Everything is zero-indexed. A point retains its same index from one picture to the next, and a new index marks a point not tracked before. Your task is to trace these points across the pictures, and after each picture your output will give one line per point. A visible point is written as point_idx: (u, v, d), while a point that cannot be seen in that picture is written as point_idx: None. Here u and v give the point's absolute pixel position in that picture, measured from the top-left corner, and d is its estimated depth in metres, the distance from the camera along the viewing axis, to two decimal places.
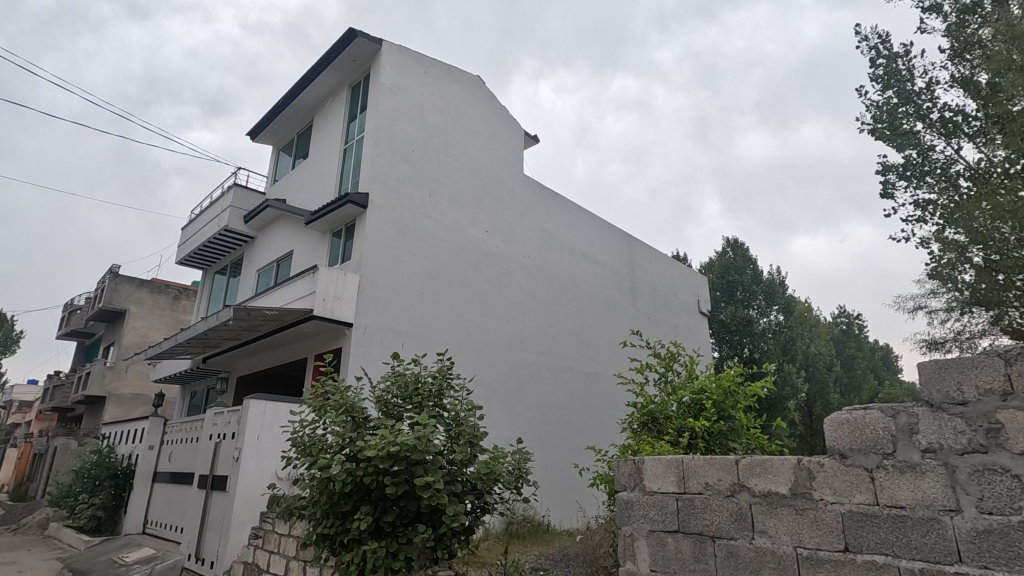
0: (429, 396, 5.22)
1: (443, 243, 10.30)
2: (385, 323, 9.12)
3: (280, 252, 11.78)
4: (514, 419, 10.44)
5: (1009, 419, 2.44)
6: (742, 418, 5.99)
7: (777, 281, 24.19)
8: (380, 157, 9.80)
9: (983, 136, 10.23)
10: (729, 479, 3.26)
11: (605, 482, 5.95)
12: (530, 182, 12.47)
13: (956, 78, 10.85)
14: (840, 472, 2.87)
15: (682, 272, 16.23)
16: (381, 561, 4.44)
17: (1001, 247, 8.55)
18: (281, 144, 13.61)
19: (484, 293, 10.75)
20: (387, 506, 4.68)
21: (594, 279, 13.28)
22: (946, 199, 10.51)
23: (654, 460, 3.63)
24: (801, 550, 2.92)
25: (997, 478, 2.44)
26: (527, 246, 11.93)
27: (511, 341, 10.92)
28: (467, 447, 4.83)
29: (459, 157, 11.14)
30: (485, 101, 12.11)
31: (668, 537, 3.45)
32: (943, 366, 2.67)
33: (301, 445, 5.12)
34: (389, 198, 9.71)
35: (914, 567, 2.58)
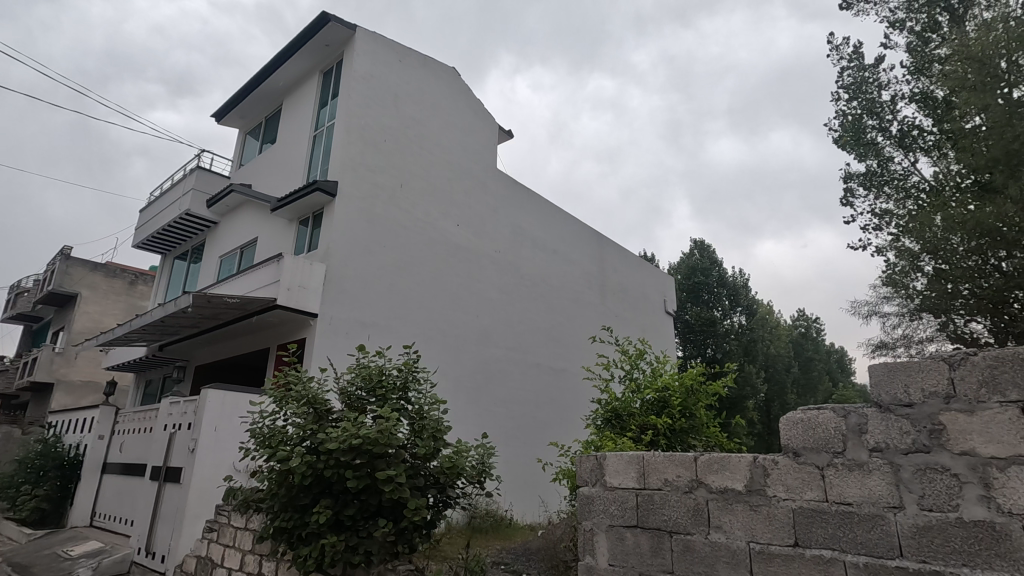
0: (394, 389, 5.13)
1: (414, 235, 10.21)
2: (352, 314, 8.98)
3: (244, 238, 11.48)
4: (480, 413, 10.43)
5: (951, 420, 2.56)
6: (702, 416, 6.11)
7: (741, 282, 24.55)
8: (351, 146, 9.62)
9: (937, 151, 10.67)
10: (688, 476, 3.32)
11: (568, 477, 5.99)
12: (502, 178, 12.45)
13: (916, 93, 11.28)
14: (794, 470, 2.95)
15: (650, 272, 16.47)
16: (340, 554, 4.39)
17: (949, 256, 8.98)
18: (249, 127, 13.22)
19: (454, 287, 10.70)
20: (348, 499, 4.62)
21: (565, 276, 13.36)
22: (901, 210, 10.94)
23: (615, 456, 3.67)
24: (753, 544, 3.00)
25: (938, 476, 2.55)
26: (499, 241, 11.92)
27: (480, 336, 10.90)
28: (431, 441, 4.79)
29: (433, 149, 11.05)
30: (460, 94, 12.00)
31: (627, 531, 3.50)
32: (892, 368, 2.78)
33: (260, 437, 4.97)
34: (359, 187, 9.55)
35: (859, 561, 2.68)
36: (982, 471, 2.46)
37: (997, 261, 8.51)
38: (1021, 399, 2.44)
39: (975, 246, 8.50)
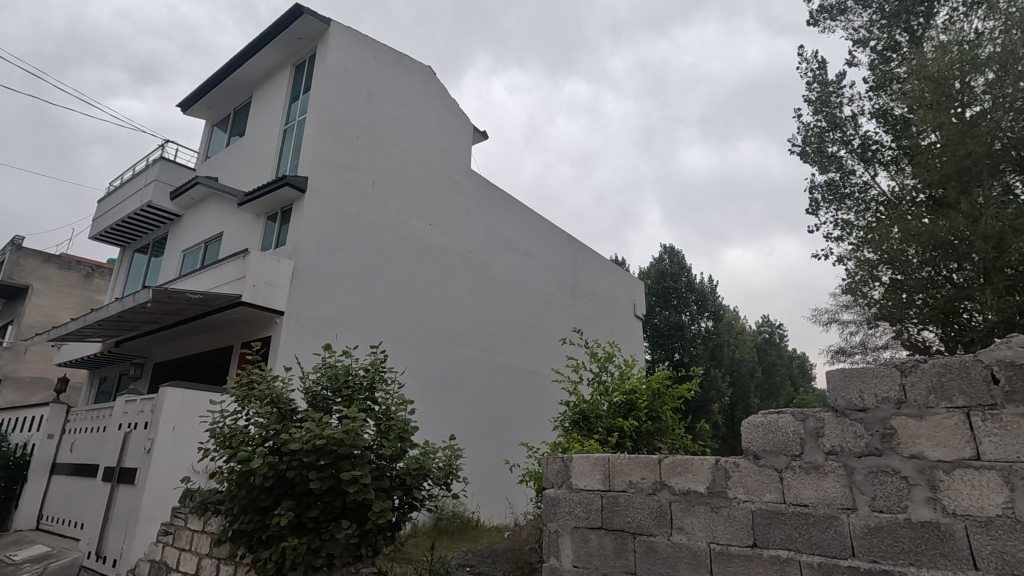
0: (360, 389, 5.05)
1: (385, 234, 10.11)
2: (320, 312, 8.82)
3: (209, 232, 11.16)
4: (448, 415, 10.36)
5: (902, 424, 2.67)
6: (669, 418, 6.20)
7: (709, 288, 25.05)
8: (322, 142, 9.46)
9: (895, 166, 11.09)
10: (651, 478, 3.37)
11: (535, 479, 5.99)
12: (476, 179, 12.43)
13: (877, 109, 11.72)
14: (754, 472, 3.03)
15: (621, 276, 16.66)
16: (301, 558, 4.29)
17: (905, 267, 9.38)
18: (216, 119, 12.89)
19: (425, 287, 10.62)
20: (311, 501, 4.53)
21: (537, 279, 13.40)
22: (861, 221, 11.33)
23: (580, 458, 3.70)
24: (714, 545, 3.06)
25: (889, 479, 2.65)
26: (471, 242, 11.90)
27: (451, 337, 10.85)
28: (397, 442, 4.73)
29: (407, 147, 10.95)
30: (435, 93, 11.94)
31: (592, 533, 3.52)
32: (849, 375, 2.88)
33: (220, 437, 4.83)
34: (330, 183, 9.39)
35: (813, 561, 2.76)
36: (929, 473, 2.56)
37: (948, 272, 9.02)
38: (967, 405, 2.55)
39: (929, 257, 8.95)
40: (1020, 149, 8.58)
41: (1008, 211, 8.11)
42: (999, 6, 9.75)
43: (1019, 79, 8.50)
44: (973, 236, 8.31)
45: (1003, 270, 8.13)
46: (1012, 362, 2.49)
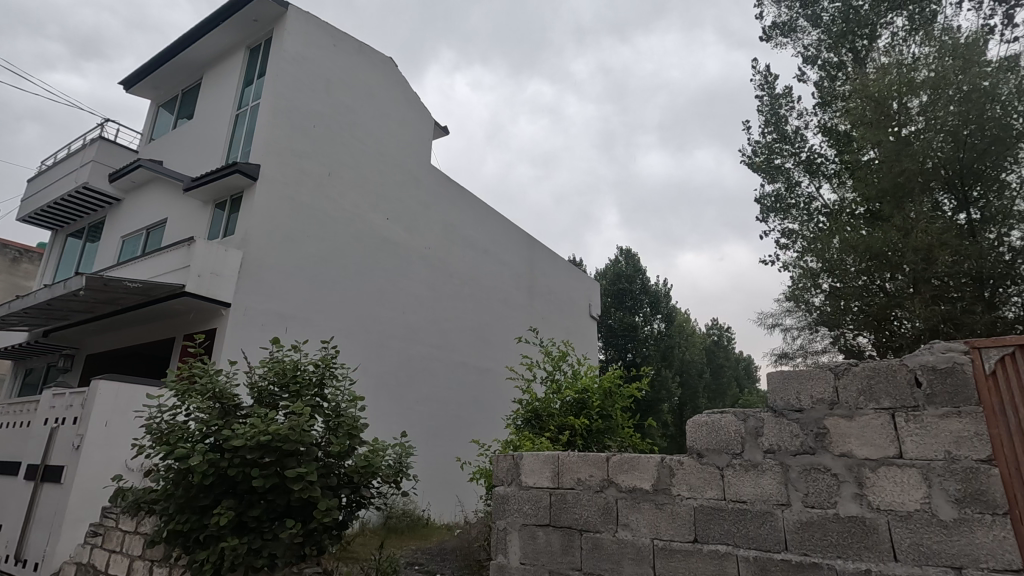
0: (310, 385, 4.90)
1: (341, 227, 9.88)
2: (269, 305, 8.53)
3: (151, 218, 10.61)
4: (401, 412, 10.22)
5: (833, 424, 2.81)
6: (618, 417, 6.31)
7: (663, 291, 25.67)
8: (276, 129, 9.17)
9: (837, 179, 11.67)
10: (599, 475, 3.43)
11: (484, 476, 5.97)
12: (436, 174, 12.31)
13: (822, 125, 12.30)
14: (696, 470, 3.12)
15: (578, 277, 16.85)
16: (241, 558, 4.16)
17: (844, 275, 10.04)
18: (163, 99, 12.28)
19: (381, 282, 10.45)
20: (253, 500, 4.39)
21: (494, 276, 13.39)
22: (805, 230, 11.85)
23: (531, 456, 3.72)
24: (656, 541, 3.13)
25: (821, 476, 2.79)
26: (429, 237, 11.77)
27: (406, 333, 10.72)
28: (346, 439, 4.63)
29: (365, 139, 10.75)
30: (397, 85, 11.74)
31: (539, 530, 3.55)
32: (787, 377, 3.01)
33: (156, 433, 4.59)
34: (284, 173, 9.11)
35: (749, 555, 2.86)
36: (857, 471, 2.71)
37: (882, 282, 9.58)
38: (892, 406, 2.71)
39: (866, 265, 9.56)
40: (948, 169, 9.08)
41: (937, 226, 8.69)
42: (934, 33, 10.40)
43: (949, 103, 8.83)
44: (905, 248, 8.90)
45: (931, 280, 8.79)
46: (933, 367, 2.66)
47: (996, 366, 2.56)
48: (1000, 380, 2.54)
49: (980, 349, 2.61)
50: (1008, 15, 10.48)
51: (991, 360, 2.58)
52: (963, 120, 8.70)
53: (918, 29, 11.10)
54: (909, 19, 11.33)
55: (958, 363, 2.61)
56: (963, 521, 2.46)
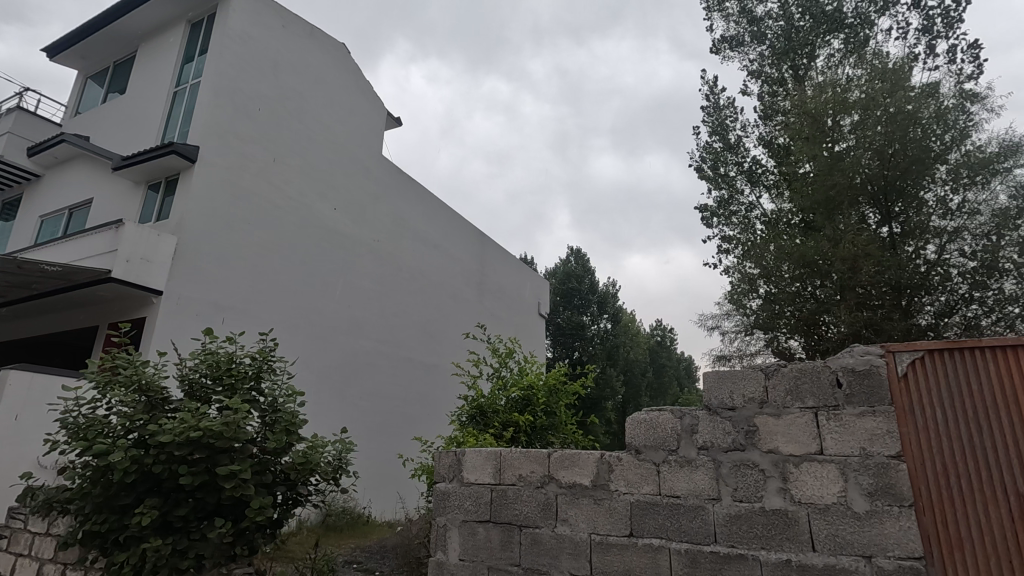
0: (245, 378, 4.68)
1: (285, 216, 9.52)
2: (206, 294, 8.10)
3: (75, 198, 9.90)
4: (343, 408, 9.96)
5: (763, 422, 2.95)
6: (562, 414, 6.37)
7: (611, 291, 26.22)
8: (218, 110, 8.73)
9: (776, 190, 12.23)
10: (540, 471, 3.46)
11: (426, 473, 5.91)
12: (387, 166, 12.08)
13: (763, 137, 12.85)
14: (634, 466, 3.20)
15: (528, 275, 16.96)
16: (164, 559, 3.95)
17: (779, 281, 10.58)
18: (92, 71, 11.46)
19: (326, 274, 10.16)
20: (181, 498, 4.17)
21: (444, 272, 13.27)
22: (744, 237, 12.36)
23: (474, 451, 3.71)
24: (594, 536, 3.19)
25: (749, 471, 2.92)
26: (378, 230, 11.54)
27: (351, 327, 10.47)
28: (283, 435, 4.45)
29: (314, 126, 10.41)
30: (348, 72, 11.45)
31: (479, 526, 3.55)
32: (721, 376, 3.13)
33: (72, 428, 4.27)
34: (225, 156, 8.69)
35: (681, 549, 2.96)
36: (782, 466, 2.86)
37: (813, 288, 10.15)
38: (815, 405, 2.87)
39: (798, 273, 10.15)
40: (875, 184, 9.73)
41: (863, 238, 9.30)
42: (865, 57, 11.08)
43: (877, 123, 9.42)
44: (834, 257, 9.49)
45: (856, 288, 9.38)
46: (853, 369, 2.84)
47: (907, 368, 2.77)
48: (911, 381, 2.75)
49: (894, 352, 2.81)
50: (930, 44, 11.30)
51: (904, 362, 2.79)
52: (888, 139, 9.31)
53: (853, 53, 11.81)
54: (844, 42, 12.04)
55: (875, 365, 2.80)
56: (873, 513, 2.65)
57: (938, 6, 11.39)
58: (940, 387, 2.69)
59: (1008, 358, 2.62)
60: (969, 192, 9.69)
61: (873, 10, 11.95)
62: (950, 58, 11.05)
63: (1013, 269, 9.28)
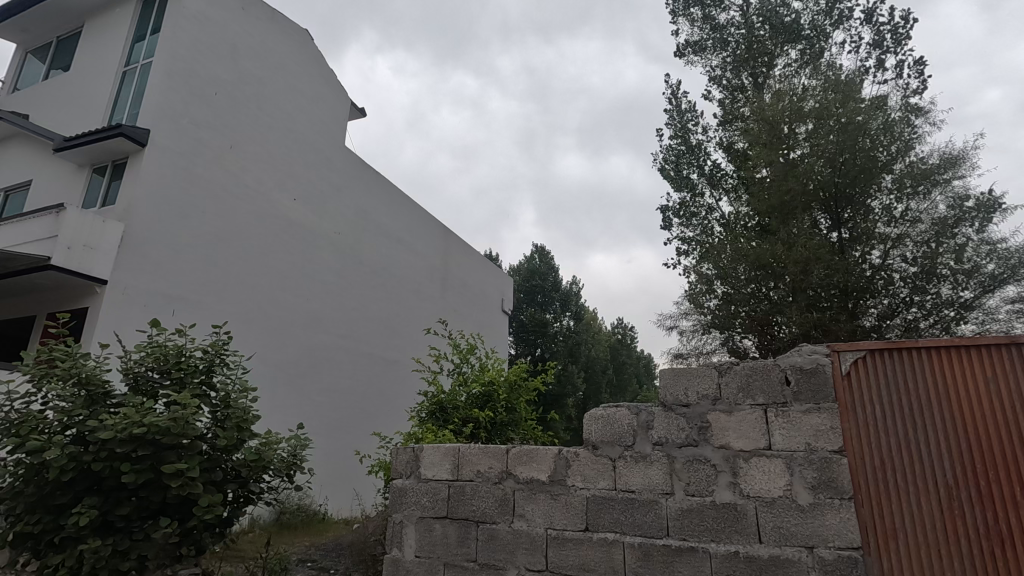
0: (195, 372, 4.49)
1: (242, 205, 9.21)
2: (154, 285, 7.74)
3: (11, 179, 9.30)
4: (300, 403, 9.73)
5: (715, 419, 3.03)
6: (523, 411, 6.38)
7: (574, 289, 26.47)
8: (171, 92, 8.35)
9: (734, 193, 12.60)
10: (498, 467, 3.46)
11: (383, 469, 5.83)
12: (350, 157, 11.84)
13: (723, 141, 13.19)
14: (591, 461, 3.24)
15: (492, 271, 16.95)
16: (104, 561, 3.78)
17: (735, 283, 10.90)
18: (33, 45, 10.79)
19: (284, 266, 9.88)
20: (123, 497, 3.98)
21: (407, 266, 13.12)
22: (703, 239, 12.69)
23: (431, 448, 3.69)
24: (550, 531, 3.22)
25: (702, 466, 2.99)
26: (339, 222, 11.29)
27: (309, 321, 10.23)
28: (234, 431, 4.29)
29: (274, 114, 10.10)
30: (311, 60, 11.17)
31: (436, 522, 3.53)
32: (677, 373, 3.20)
33: (3, 424, 4.02)
34: (178, 141, 8.33)
35: (634, 542, 3.02)
36: (732, 461, 2.95)
37: (767, 289, 10.52)
38: (765, 402, 2.97)
39: (754, 275, 10.49)
40: (826, 191, 10.13)
41: (814, 242, 9.69)
42: (820, 69, 11.52)
43: (830, 132, 9.79)
44: (787, 260, 9.84)
45: (807, 291, 9.77)
46: (800, 367, 2.94)
47: (850, 367, 2.89)
48: (853, 380, 2.87)
49: (839, 352, 2.93)
50: (880, 58, 11.83)
51: (847, 362, 2.91)
52: (840, 148, 9.70)
53: (808, 63, 12.26)
54: (801, 53, 12.50)
55: (820, 364, 2.91)
56: (817, 506, 2.76)
57: (888, 22, 11.94)
58: (880, 385, 2.82)
59: (941, 358, 2.76)
60: (911, 201, 10.21)
61: (828, 22, 12.42)
62: (898, 72, 11.61)
63: (949, 275, 9.82)
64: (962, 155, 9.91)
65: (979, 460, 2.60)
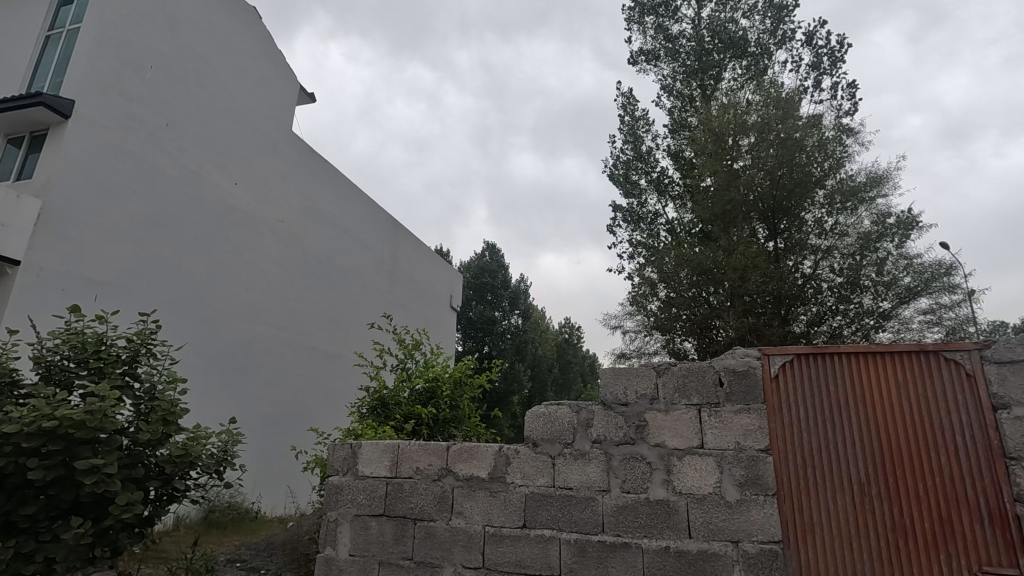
0: (116, 362, 4.19)
1: (177, 186, 8.70)
2: (75, 268, 7.17)
3: None
4: (233, 397, 9.31)
5: (652, 418, 3.12)
6: (466, 408, 6.36)
7: (524, 287, 26.64)
8: (101, 62, 7.76)
9: (680, 201, 13.05)
10: (438, 464, 3.42)
11: (320, 465, 5.65)
12: (296, 143, 11.43)
13: (670, 148, 13.61)
14: (530, 458, 3.25)
15: (442, 267, 16.81)
16: (4, 565, 3.48)
17: (678, 286, 11.27)
18: None
19: (222, 253, 9.42)
20: (29, 495, 3.69)
21: (353, 258, 12.79)
22: (650, 243, 13.05)
23: (370, 444, 3.60)
24: (488, 528, 3.22)
25: (637, 464, 3.07)
26: (282, 209, 10.87)
27: (247, 311, 9.81)
28: (159, 425, 4.04)
29: (215, 92, 9.59)
30: (257, 39, 10.70)
31: (372, 520, 3.46)
32: (617, 373, 3.26)
33: None
34: (106, 114, 7.75)
35: (571, 538, 3.06)
36: (666, 459, 3.04)
37: (708, 294, 10.94)
38: (699, 403, 3.07)
39: (695, 279, 10.88)
40: (765, 203, 10.63)
41: (752, 250, 10.18)
42: (763, 85, 12.09)
43: (770, 145, 10.25)
44: (727, 266, 10.27)
45: (744, 296, 10.24)
46: (733, 369, 3.07)
47: (778, 369, 3.04)
48: (780, 382, 3.02)
49: (768, 355, 3.08)
50: (817, 79, 12.52)
51: (776, 365, 3.06)
52: (779, 162, 10.20)
53: (752, 79, 12.85)
54: (745, 69, 13.08)
55: (752, 366, 3.05)
56: (743, 502, 2.88)
57: (825, 45, 12.66)
58: (805, 387, 2.98)
59: (860, 363, 2.94)
60: (840, 215, 10.86)
61: (772, 41, 13.03)
62: (833, 93, 12.32)
63: (871, 286, 10.60)
64: (886, 175, 10.64)
65: (889, 459, 2.78)
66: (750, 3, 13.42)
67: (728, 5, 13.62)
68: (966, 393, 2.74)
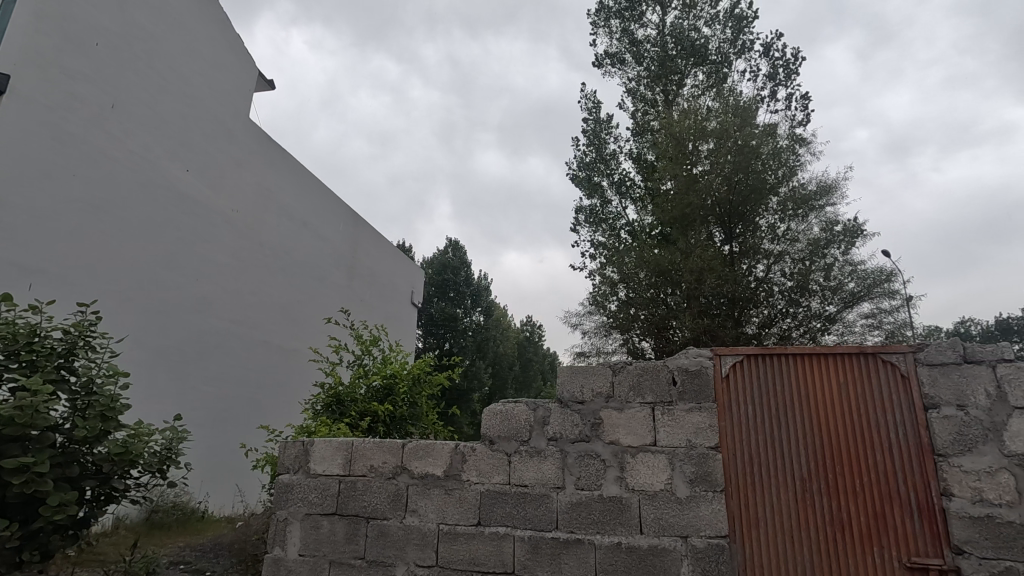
0: (51, 355, 3.95)
1: (123, 171, 8.28)
2: (9, 254, 6.72)
3: None
4: (181, 393, 8.94)
5: (607, 415, 3.16)
6: (424, 405, 6.30)
7: (486, 284, 26.60)
8: (42, 36, 7.30)
9: (641, 203, 13.30)
10: (393, 462, 3.37)
11: (270, 463, 5.49)
12: (253, 131, 11.07)
13: (632, 151, 13.84)
14: (486, 455, 3.25)
15: (403, 263, 16.61)
16: None
17: (637, 286, 11.49)
18: None
19: (171, 242, 9.02)
20: None
21: (310, 251, 12.48)
22: (611, 244, 13.25)
23: (323, 441, 3.52)
24: (442, 526, 3.20)
25: (592, 461, 3.11)
26: (237, 199, 10.50)
27: (197, 303, 9.43)
28: (97, 422, 3.82)
29: (167, 74, 9.18)
30: (213, 21, 10.30)
31: (324, 519, 3.39)
32: (574, 371, 3.29)
33: None
34: (47, 92, 7.29)
35: (525, 535, 3.07)
36: (620, 456, 3.09)
37: (665, 295, 11.18)
38: (653, 401, 3.14)
39: (654, 280, 11.11)
40: (721, 207, 10.95)
41: (709, 253, 10.48)
42: (722, 93, 12.43)
43: (728, 152, 10.56)
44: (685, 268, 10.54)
45: (700, 298, 10.52)
46: (686, 369, 3.14)
47: (729, 370, 3.13)
48: (731, 382, 3.11)
49: (720, 356, 3.16)
50: (774, 89, 12.96)
51: (727, 365, 3.15)
52: (736, 168, 10.52)
53: (712, 87, 13.19)
54: (706, 77, 13.41)
55: (704, 366, 3.13)
56: (693, 498, 2.96)
57: (781, 57, 13.12)
58: (753, 387, 3.08)
59: (805, 363, 3.06)
60: (792, 221, 11.28)
61: (733, 51, 13.40)
62: (788, 103, 12.79)
63: (819, 290, 11.09)
64: (835, 184, 11.13)
65: (830, 456, 2.91)
66: (712, 12, 13.75)
67: (692, 13, 13.91)
68: (901, 393, 2.89)
